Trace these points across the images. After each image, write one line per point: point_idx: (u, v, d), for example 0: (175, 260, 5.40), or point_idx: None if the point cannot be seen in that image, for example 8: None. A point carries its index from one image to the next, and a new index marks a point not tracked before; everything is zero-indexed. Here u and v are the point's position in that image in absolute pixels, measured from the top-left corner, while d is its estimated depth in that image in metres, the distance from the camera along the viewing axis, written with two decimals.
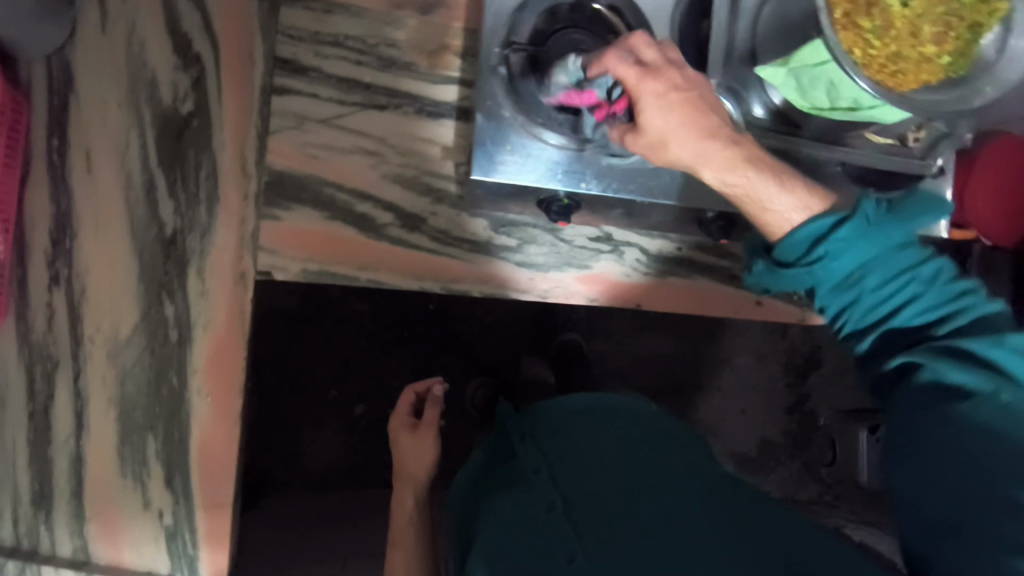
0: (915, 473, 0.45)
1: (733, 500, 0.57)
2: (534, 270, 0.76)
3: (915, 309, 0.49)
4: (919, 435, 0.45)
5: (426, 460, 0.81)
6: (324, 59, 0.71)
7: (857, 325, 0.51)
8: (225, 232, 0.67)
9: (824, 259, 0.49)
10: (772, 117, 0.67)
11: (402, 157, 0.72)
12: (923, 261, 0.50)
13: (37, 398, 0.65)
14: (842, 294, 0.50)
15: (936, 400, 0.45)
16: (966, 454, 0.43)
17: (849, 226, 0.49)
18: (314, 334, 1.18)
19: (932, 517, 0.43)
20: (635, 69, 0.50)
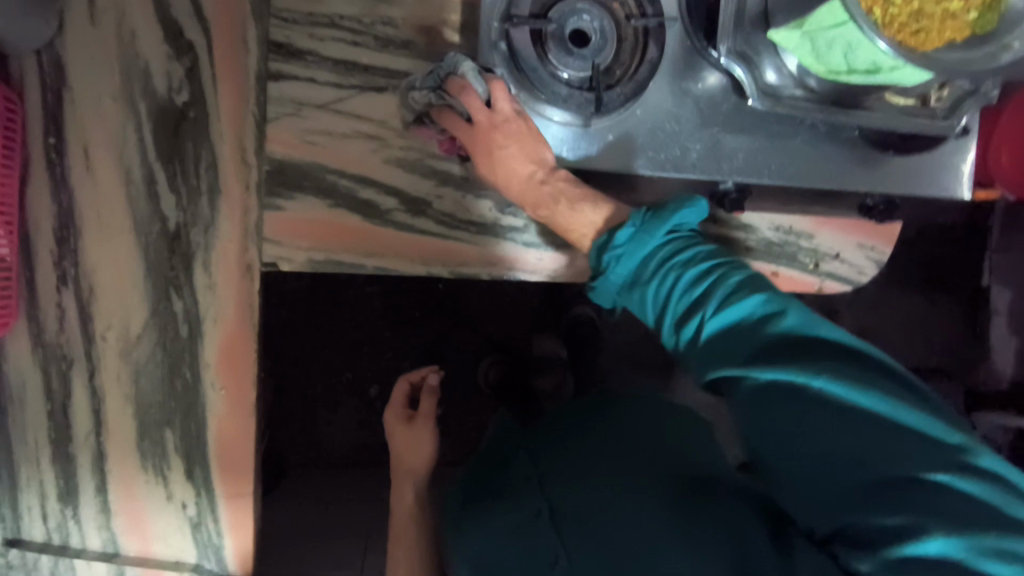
0: (782, 461, 0.43)
1: (709, 491, 0.52)
2: (542, 250, 0.74)
3: (694, 295, 0.50)
4: (764, 425, 0.43)
5: (423, 450, 0.82)
6: (319, 41, 0.68)
7: (658, 321, 0.53)
8: (228, 225, 0.67)
9: (614, 265, 0.55)
10: (788, 83, 0.63)
11: (403, 140, 0.70)
12: (691, 250, 0.52)
13: (56, 398, 0.66)
14: (633, 292, 0.54)
15: (765, 389, 0.43)
16: (818, 440, 0.41)
17: (624, 235, 0.55)
18: (325, 319, 1.18)
19: (812, 507, 0.42)
20: (463, 128, 0.63)
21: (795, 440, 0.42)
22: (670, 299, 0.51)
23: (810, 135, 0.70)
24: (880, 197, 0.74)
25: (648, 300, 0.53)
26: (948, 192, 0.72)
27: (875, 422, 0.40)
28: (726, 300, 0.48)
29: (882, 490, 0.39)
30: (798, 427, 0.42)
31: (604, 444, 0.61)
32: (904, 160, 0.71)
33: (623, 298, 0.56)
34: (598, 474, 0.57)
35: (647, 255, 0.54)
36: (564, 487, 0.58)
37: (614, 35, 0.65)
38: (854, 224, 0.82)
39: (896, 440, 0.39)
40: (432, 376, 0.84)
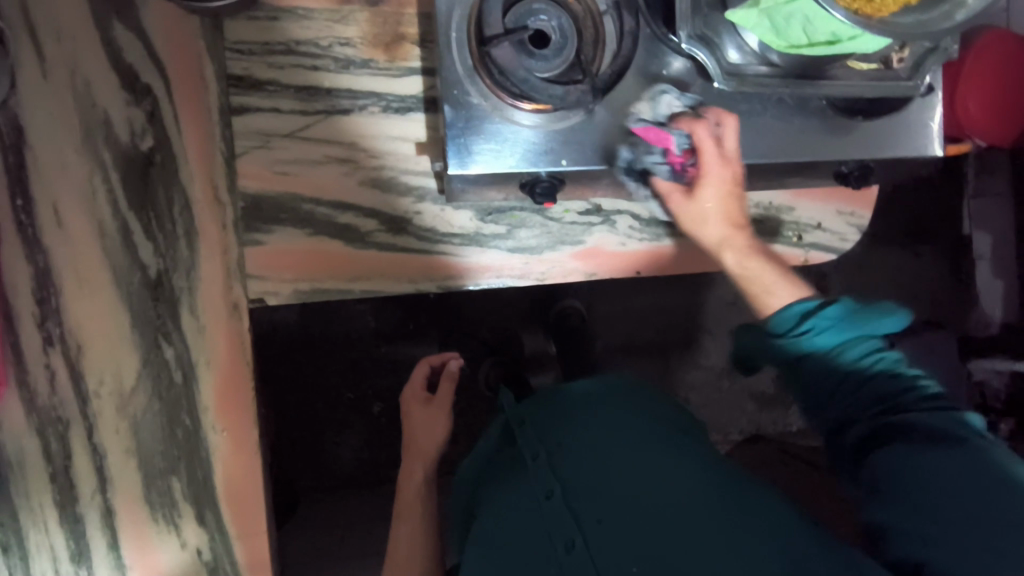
0: (910, 494, 0.50)
1: (737, 493, 0.57)
2: (528, 255, 0.74)
3: (870, 363, 0.58)
4: (900, 465, 0.51)
5: (436, 431, 0.82)
6: (278, 70, 0.68)
7: (823, 375, 0.59)
8: (209, 265, 0.66)
9: (812, 330, 0.60)
10: (751, 61, 0.64)
11: (375, 160, 0.70)
12: (880, 346, 0.60)
13: (56, 459, 0.65)
14: (829, 351, 0.60)
15: (907, 434, 0.53)
16: (940, 478, 0.49)
17: (835, 310, 0.59)
18: (320, 343, 1.17)
19: (913, 539, 0.48)
20: (714, 144, 0.64)
21: (932, 485, 0.49)
22: (857, 370, 0.58)
23: (778, 110, 0.70)
24: (854, 163, 0.74)
25: (833, 368, 0.59)
26: (919, 150, 0.73)
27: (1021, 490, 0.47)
28: (885, 372, 0.58)
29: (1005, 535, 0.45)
30: (934, 474, 0.49)
31: (628, 440, 0.62)
32: (875, 125, 0.72)
33: (807, 358, 0.60)
34: (625, 472, 0.59)
35: (848, 333, 0.59)
36: (580, 471, 0.60)
37: (574, 32, 0.65)
38: (832, 191, 0.82)
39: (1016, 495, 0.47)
40: (453, 362, 0.85)
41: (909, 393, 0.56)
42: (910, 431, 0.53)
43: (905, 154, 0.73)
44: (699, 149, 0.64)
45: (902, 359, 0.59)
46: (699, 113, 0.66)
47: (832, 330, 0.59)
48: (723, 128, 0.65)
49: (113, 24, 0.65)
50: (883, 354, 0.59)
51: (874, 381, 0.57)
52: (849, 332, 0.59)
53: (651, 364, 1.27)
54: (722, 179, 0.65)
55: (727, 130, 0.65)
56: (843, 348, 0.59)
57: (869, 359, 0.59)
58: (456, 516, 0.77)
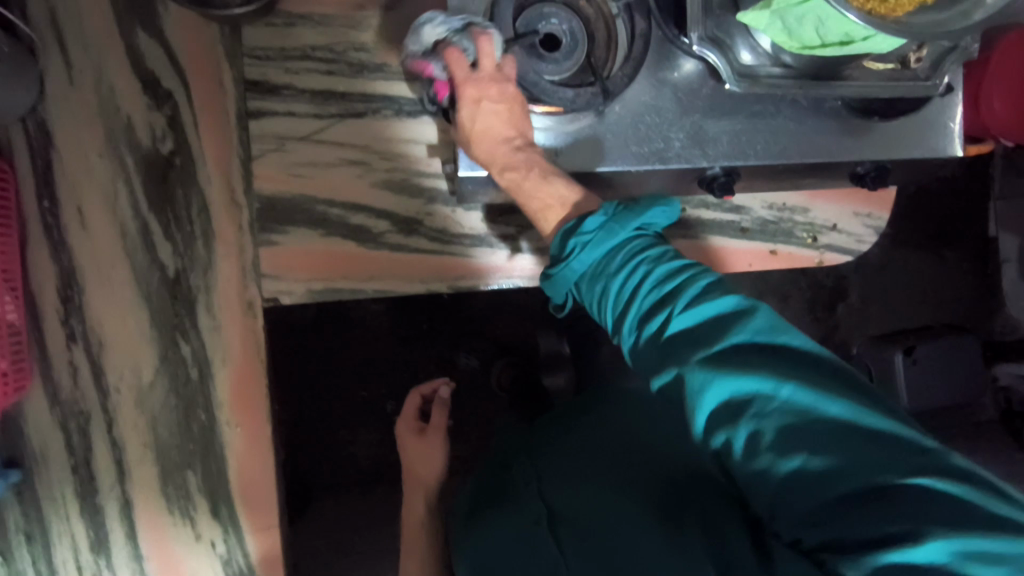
0: (785, 478, 0.39)
1: (681, 500, 0.51)
2: (538, 256, 0.75)
3: (674, 291, 0.47)
4: (781, 433, 0.40)
5: (433, 463, 0.84)
6: (295, 74, 0.69)
7: (616, 323, 0.51)
8: (225, 265, 0.67)
9: (576, 252, 0.53)
10: (764, 62, 0.63)
11: (387, 162, 0.71)
12: (658, 247, 0.50)
13: (78, 453, 0.67)
14: (594, 285, 0.52)
15: (720, 400, 0.42)
16: (794, 457, 0.39)
17: (594, 222, 0.52)
18: (335, 343, 1.19)
19: (791, 520, 0.40)
20: (466, 70, 0.57)
21: (784, 477, 0.39)
22: (659, 319, 0.47)
23: (791, 111, 0.69)
24: (870, 164, 0.73)
25: (634, 303, 0.49)
26: (939, 151, 0.72)
27: (885, 442, 0.39)
28: (720, 321, 0.45)
29: (871, 501, 0.37)
30: (778, 459, 0.40)
31: (598, 451, 0.60)
32: (892, 126, 0.71)
33: (579, 290, 0.54)
34: (592, 488, 0.56)
35: (646, 265, 0.49)
36: (558, 489, 0.59)
37: (584, 35, 0.65)
38: (847, 193, 0.81)
39: (870, 450, 0.38)
40: (444, 389, 0.87)
41: (724, 350, 0.43)
42: (726, 405, 0.42)
43: (923, 155, 0.71)
44: (471, 76, 0.57)
45: (710, 284, 0.47)
46: (456, 38, 0.58)
47: (624, 258, 0.51)
48: (477, 51, 0.58)
49: (134, 30, 0.66)
50: (689, 288, 0.47)
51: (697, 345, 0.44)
52: (649, 258, 0.50)
53: None
54: (489, 103, 0.58)
55: (483, 50, 0.57)
56: (625, 283, 0.50)
57: (673, 295, 0.47)
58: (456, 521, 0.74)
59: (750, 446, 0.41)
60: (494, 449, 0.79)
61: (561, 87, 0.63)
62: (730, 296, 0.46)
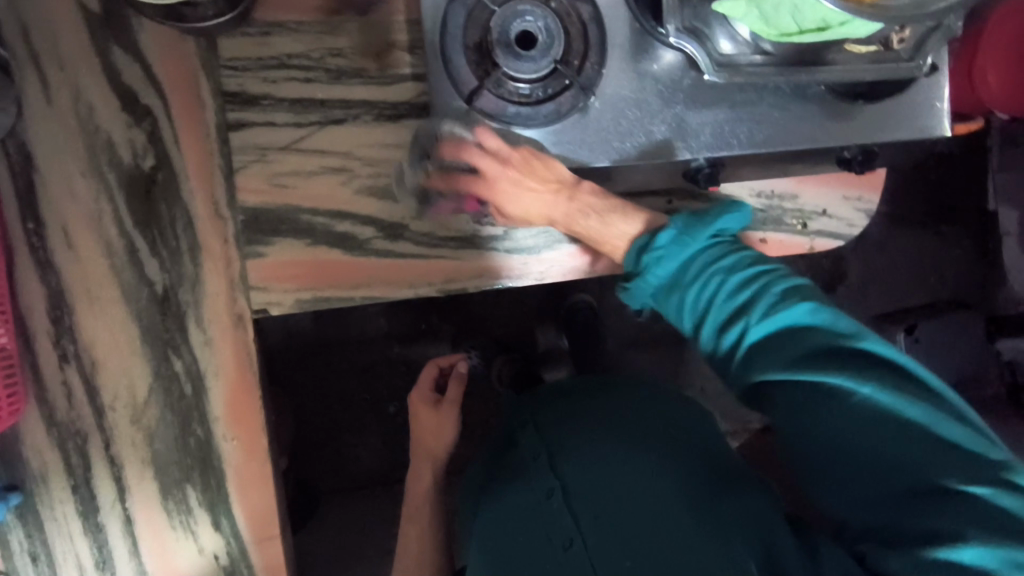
0: (852, 467, 0.49)
1: (719, 487, 0.58)
2: (526, 254, 0.74)
3: (750, 300, 0.54)
4: (855, 421, 0.49)
5: (445, 433, 0.82)
6: (273, 84, 0.69)
7: (694, 327, 0.57)
8: (213, 279, 0.68)
9: (654, 264, 0.58)
10: (744, 50, 0.63)
11: (370, 168, 0.71)
12: (733, 257, 0.57)
13: (77, 472, 0.68)
14: (671, 297, 0.58)
15: (801, 392, 0.51)
16: (862, 449, 0.49)
17: (667, 237, 0.58)
18: (333, 348, 1.19)
19: (848, 510, 0.50)
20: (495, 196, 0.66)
21: (857, 467, 0.49)
22: (746, 326, 0.54)
23: (774, 98, 0.69)
24: (856, 149, 0.72)
25: (716, 313, 0.55)
26: (926, 132, 0.71)
27: (943, 447, 0.47)
28: (804, 327, 0.53)
29: (928, 499, 0.46)
30: (853, 448, 0.49)
31: (620, 431, 0.64)
32: (878, 108, 0.70)
33: (656, 302, 0.59)
34: (616, 466, 0.60)
35: (726, 275, 0.56)
36: (574, 469, 0.62)
37: (560, 32, 0.64)
38: (836, 177, 0.80)
39: (929, 453, 0.47)
40: (462, 364, 0.86)
41: (812, 354, 0.51)
42: (810, 399, 0.51)
43: (911, 137, 0.71)
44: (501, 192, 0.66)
45: (795, 291, 0.54)
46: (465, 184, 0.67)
47: (702, 268, 0.56)
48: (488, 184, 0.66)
49: (111, 47, 0.66)
50: (775, 297, 0.54)
51: (784, 351, 0.52)
52: (729, 267, 0.56)
53: (662, 356, 1.26)
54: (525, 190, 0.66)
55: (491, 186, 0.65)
56: (705, 294, 0.56)
57: (758, 304, 0.54)
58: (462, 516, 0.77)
59: (822, 429, 0.50)
60: (486, 448, 0.79)
61: (542, 103, 0.65)
62: (815, 304, 0.53)
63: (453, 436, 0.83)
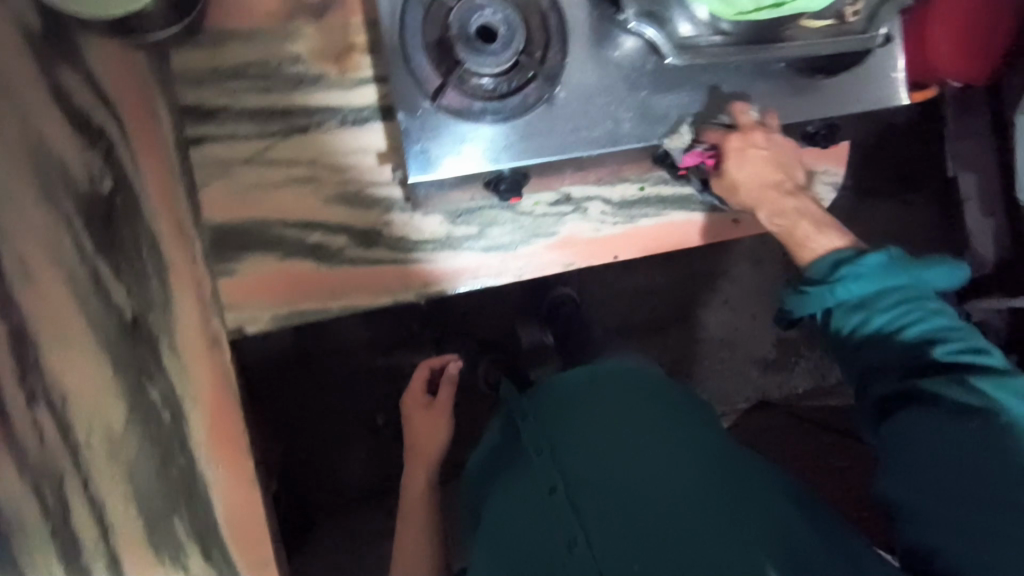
0: (962, 475, 0.48)
1: (733, 484, 0.56)
2: (502, 252, 0.74)
3: (947, 341, 0.55)
4: (995, 442, 0.48)
5: (439, 436, 0.82)
6: (231, 96, 0.67)
7: (865, 345, 0.57)
8: (185, 301, 0.66)
9: (847, 279, 0.58)
10: (704, 31, 0.64)
11: (338, 175, 0.69)
12: (937, 303, 0.57)
13: (51, 517, 0.62)
14: (855, 314, 0.58)
15: (950, 408, 0.51)
16: (983, 462, 0.48)
17: (872, 258, 0.58)
18: (315, 362, 1.17)
19: (940, 514, 0.49)
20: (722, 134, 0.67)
21: (965, 475, 0.48)
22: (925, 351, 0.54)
23: (737, 78, 0.69)
24: (820, 123, 0.74)
25: (903, 338, 0.56)
26: (886, 101, 0.72)
27: None
28: (981, 368, 0.53)
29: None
30: (969, 459, 0.49)
31: (623, 422, 0.63)
32: (838, 81, 0.71)
33: (833, 314, 0.59)
34: (627, 463, 0.59)
35: (926, 312, 0.56)
36: (578, 462, 0.61)
37: (520, 24, 0.63)
38: (801, 152, 0.81)
39: None
40: (453, 366, 0.84)
41: (984, 387, 0.51)
42: (953, 412, 0.51)
43: (872, 107, 0.72)
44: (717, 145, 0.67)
45: (986, 349, 0.54)
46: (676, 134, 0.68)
47: (904, 297, 0.57)
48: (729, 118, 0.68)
49: (55, 65, 0.63)
50: (962, 343, 0.54)
51: (953, 376, 0.52)
52: (935, 307, 0.57)
53: (646, 344, 1.27)
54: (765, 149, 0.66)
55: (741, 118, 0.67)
56: (899, 319, 0.56)
57: (946, 340, 0.55)
58: (464, 514, 0.77)
59: (958, 445, 0.49)
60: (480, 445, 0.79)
61: (509, 95, 0.65)
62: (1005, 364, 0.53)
63: (446, 439, 0.83)
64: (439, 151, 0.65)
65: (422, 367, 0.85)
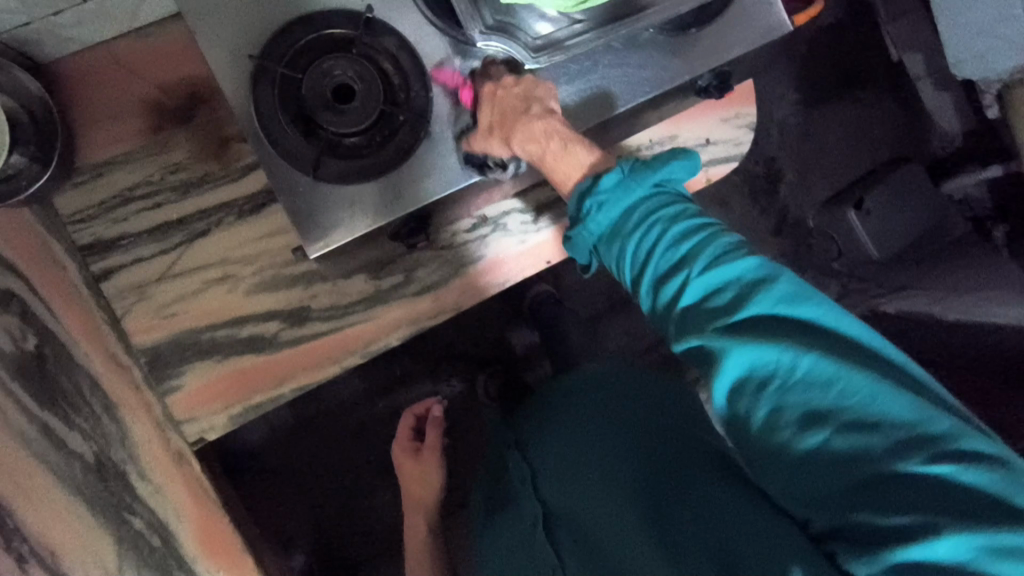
0: (799, 454, 0.44)
1: (679, 485, 0.56)
2: (436, 289, 0.73)
3: (701, 252, 0.49)
4: (809, 408, 0.44)
5: (433, 483, 0.92)
6: (126, 221, 0.67)
7: (634, 281, 0.53)
8: (140, 427, 0.68)
9: (593, 211, 0.54)
10: (562, 24, 0.63)
11: (250, 266, 0.69)
12: (680, 206, 0.52)
13: None
14: (612, 247, 0.53)
15: (749, 368, 0.46)
16: (814, 438, 0.44)
17: (610, 179, 0.53)
18: (313, 428, 1.14)
19: (802, 499, 0.45)
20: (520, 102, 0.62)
21: (804, 455, 0.44)
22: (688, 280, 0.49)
23: (608, 58, 0.68)
24: (708, 76, 0.72)
25: (657, 264, 0.51)
26: (770, 31, 0.71)
27: (904, 431, 0.42)
28: (748, 288, 0.48)
29: (892, 484, 0.42)
30: (800, 434, 0.44)
31: (592, 442, 0.64)
32: (714, 28, 0.69)
33: (599, 252, 0.55)
34: (585, 485, 0.61)
35: (676, 224, 0.51)
36: (555, 492, 0.64)
37: (374, 74, 0.64)
38: (705, 104, 0.79)
39: (907, 443, 0.42)
40: (436, 408, 0.94)
41: (772, 331, 0.46)
42: (758, 382, 0.46)
43: (755, 43, 0.71)
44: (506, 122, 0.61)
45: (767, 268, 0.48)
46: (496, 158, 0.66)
47: (643, 216, 0.52)
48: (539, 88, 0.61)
49: None
50: (735, 272, 0.48)
51: (731, 322, 0.47)
52: (686, 216, 0.52)
53: (633, 318, 1.23)
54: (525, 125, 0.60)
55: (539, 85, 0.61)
56: (650, 243, 0.51)
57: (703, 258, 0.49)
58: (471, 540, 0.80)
59: (776, 415, 0.45)
60: (482, 475, 0.82)
61: (385, 145, 0.65)
62: (789, 279, 0.48)
63: (438, 485, 0.92)
64: (331, 215, 0.64)
65: (407, 412, 0.95)
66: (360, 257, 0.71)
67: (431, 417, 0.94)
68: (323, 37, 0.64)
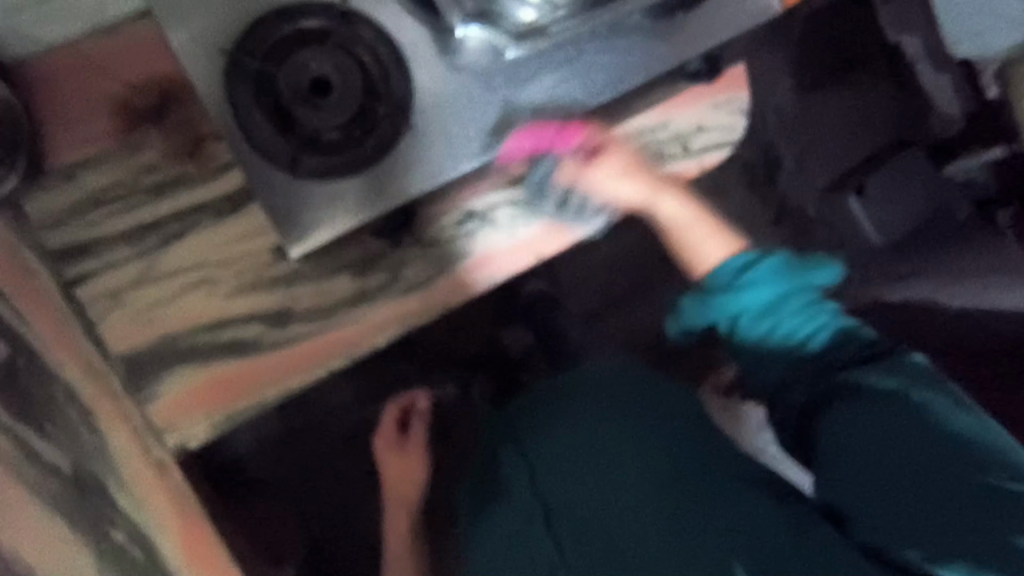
0: (903, 473, 0.54)
1: (698, 485, 0.59)
2: (426, 287, 0.69)
3: (829, 326, 0.62)
4: (925, 436, 0.54)
5: (414, 478, 0.96)
6: (99, 226, 0.66)
7: (772, 345, 0.63)
8: (121, 439, 0.64)
9: (747, 286, 0.64)
10: (546, 10, 0.61)
11: (229, 268, 0.67)
12: (818, 287, 0.64)
13: None
14: (758, 319, 0.63)
15: (882, 411, 0.56)
16: (914, 458, 0.54)
17: (765, 264, 0.64)
18: (307, 434, 1.12)
19: (889, 512, 0.54)
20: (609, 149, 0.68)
21: (904, 471, 0.54)
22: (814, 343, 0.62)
23: (593, 46, 0.68)
24: (699, 60, 0.71)
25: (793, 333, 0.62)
26: (758, 15, 0.70)
27: (990, 458, 0.53)
28: (870, 351, 0.61)
29: (975, 499, 0.51)
30: (908, 456, 0.54)
31: (597, 441, 0.65)
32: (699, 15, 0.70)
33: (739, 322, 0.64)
34: (594, 483, 0.62)
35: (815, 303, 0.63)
36: (556, 486, 0.63)
37: (352, 67, 0.64)
38: (699, 89, 0.74)
39: (983, 462, 0.53)
40: (419, 402, 0.98)
41: (896, 379, 0.58)
42: (874, 411, 0.56)
43: (743, 27, 0.70)
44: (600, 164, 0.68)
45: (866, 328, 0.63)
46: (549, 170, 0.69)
47: (787, 295, 0.63)
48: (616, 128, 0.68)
49: None
50: (854, 334, 0.62)
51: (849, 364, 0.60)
52: (824, 296, 0.64)
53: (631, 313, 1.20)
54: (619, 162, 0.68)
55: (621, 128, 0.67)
56: (791, 316, 0.62)
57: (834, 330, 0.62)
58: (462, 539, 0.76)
59: (892, 435, 0.55)
60: (468, 480, 0.78)
61: (363, 138, 0.64)
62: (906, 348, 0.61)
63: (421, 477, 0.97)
64: (305, 214, 0.63)
65: (394, 406, 0.96)
66: (342, 255, 0.69)
67: (415, 411, 0.98)
68: (298, 31, 0.64)
